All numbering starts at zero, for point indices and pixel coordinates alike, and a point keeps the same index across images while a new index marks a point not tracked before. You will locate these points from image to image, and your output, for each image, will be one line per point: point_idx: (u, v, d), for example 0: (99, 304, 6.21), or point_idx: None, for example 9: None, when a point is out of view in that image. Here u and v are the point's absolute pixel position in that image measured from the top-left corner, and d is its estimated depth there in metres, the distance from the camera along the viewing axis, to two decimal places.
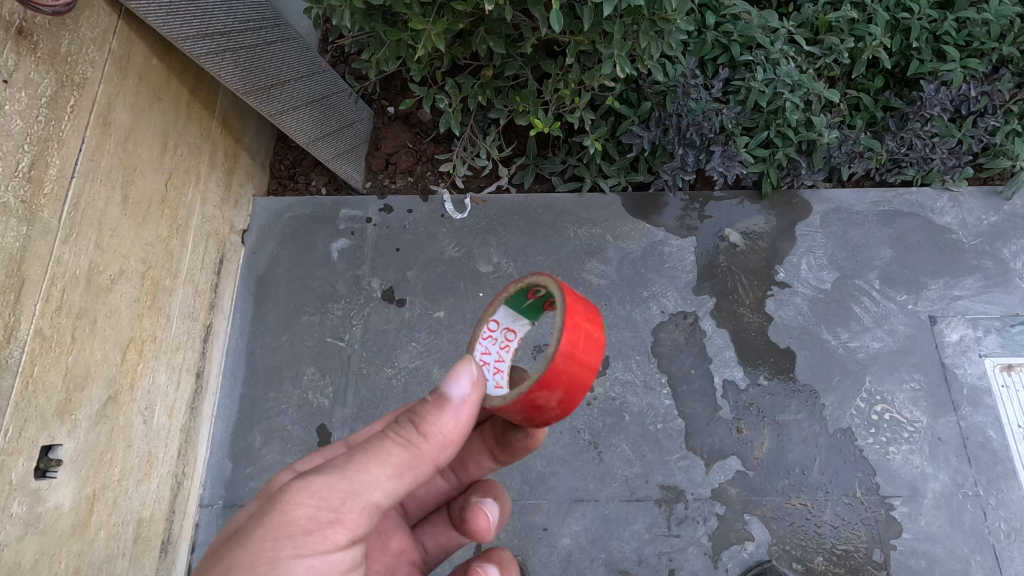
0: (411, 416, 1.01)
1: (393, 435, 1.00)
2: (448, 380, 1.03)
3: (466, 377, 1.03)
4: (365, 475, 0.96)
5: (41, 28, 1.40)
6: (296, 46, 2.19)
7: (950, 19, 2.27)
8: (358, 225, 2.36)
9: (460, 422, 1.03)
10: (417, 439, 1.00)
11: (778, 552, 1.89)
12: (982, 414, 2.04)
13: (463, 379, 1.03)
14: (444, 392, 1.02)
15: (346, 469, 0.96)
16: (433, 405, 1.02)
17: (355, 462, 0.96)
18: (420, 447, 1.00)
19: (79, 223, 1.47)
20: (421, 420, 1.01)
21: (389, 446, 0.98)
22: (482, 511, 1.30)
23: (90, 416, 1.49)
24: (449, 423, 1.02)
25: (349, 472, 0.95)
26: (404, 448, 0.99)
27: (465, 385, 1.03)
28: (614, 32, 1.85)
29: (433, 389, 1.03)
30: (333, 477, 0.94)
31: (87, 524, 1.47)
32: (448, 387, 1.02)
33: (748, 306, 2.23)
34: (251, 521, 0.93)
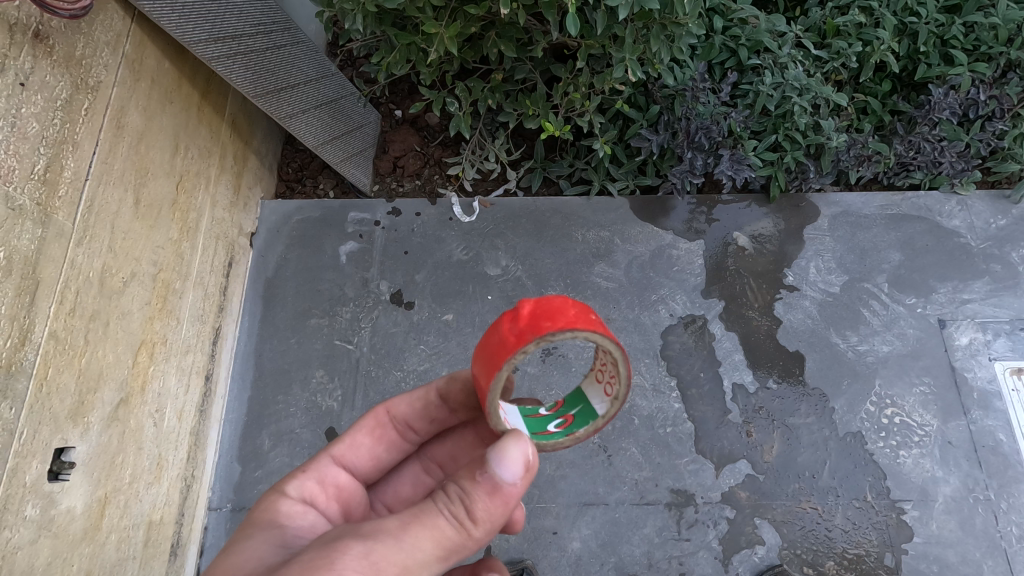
0: (463, 496, 0.96)
1: (446, 512, 0.94)
2: (501, 461, 0.97)
3: (520, 461, 0.97)
4: (420, 552, 0.90)
5: (57, 31, 1.40)
6: (306, 50, 2.19)
7: (958, 24, 2.29)
8: (366, 228, 2.36)
9: (507, 507, 0.99)
10: (469, 522, 0.95)
11: (789, 557, 1.89)
12: (993, 418, 2.04)
13: (518, 464, 0.97)
14: (497, 474, 0.97)
15: (403, 541, 0.90)
16: (485, 489, 0.96)
17: (411, 534, 0.91)
18: (470, 532, 0.95)
19: (92, 226, 1.47)
20: (474, 502, 0.96)
21: (441, 523, 0.93)
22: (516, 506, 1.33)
23: (102, 419, 1.49)
24: (497, 508, 0.98)
25: (406, 547, 0.89)
26: (455, 531, 0.94)
27: (518, 470, 0.97)
28: (626, 36, 1.86)
29: (485, 466, 0.98)
30: (391, 548, 0.88)
31: (99, 527, 1.47)
32: (502, 470, 0.97)
33: (757, 310, 2.23)
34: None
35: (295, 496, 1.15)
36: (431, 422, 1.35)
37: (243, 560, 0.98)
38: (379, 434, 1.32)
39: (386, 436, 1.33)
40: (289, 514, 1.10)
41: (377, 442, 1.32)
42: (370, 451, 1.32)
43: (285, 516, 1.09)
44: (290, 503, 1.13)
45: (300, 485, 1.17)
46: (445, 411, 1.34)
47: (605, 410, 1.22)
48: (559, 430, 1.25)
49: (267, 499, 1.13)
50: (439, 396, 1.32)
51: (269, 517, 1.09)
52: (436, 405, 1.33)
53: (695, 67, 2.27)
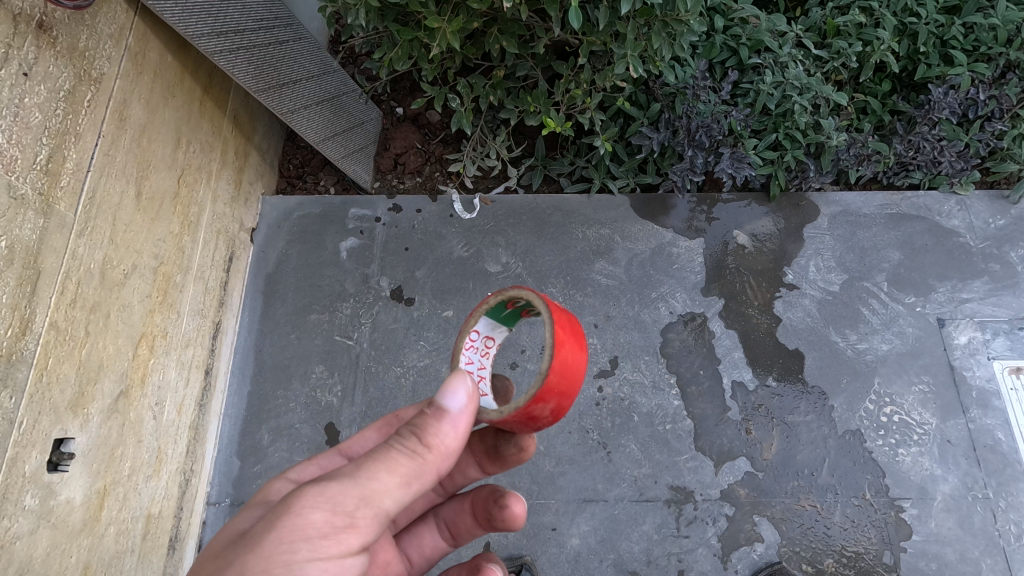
0: (412, 427, 1.01)
1: (399, 445, 0.99)
2: (446, 393, 1.03)
3: (463, 391, 1.04)
4: (376, 482, 0.94)
5: (61, 22, 1.41)
6: (308, 46, 2.20)
7: (957, 24, 2.31)
8: (367, 225, 2.37)
9: (459, 432, 1.03)
10: (422, 449, 0.99)
11: (788, 554, 1.89)
12: (991, 417, 2.04)
13: (459, 390, 1.04)
14: (442, 405, 1.03)
15: (358, 476, 0.94)
16: (431, 416, 1.02)
17: (365, 469, 0.95)
18: (425, 457, 0.99)
19: (94, 218, 1.48)
20: (425, 431, 1.00)
21: (394, 455, 0.97)
22: (519, 497, 1.30)
23: (101, 411, 1.49)
24: (449, 433, 1.03)
25: (361, 479, 0.93)
26: (410, 458, 0.98)
27: (461, 396, 1.04)
28: (628, 32, 1.87)
29: (430, 401, 1.03)
30: (347, 484, 0.93)
31: (98, 519, 1.47)
32: (447, 400, 1.03)
33: (757, 308, 2.23)
34: (262, 527, 0.90)
35: (294, 477, 1.20)
36: None
37: (228, 530, 1.02)
38: (386, 431, 1.32)
39: (392, 435, 1.33)
40: (282, 491, 1.16)
41: (383, 439, 1.32)
42: (376, 448, 1.32)
43: (274, 492, 1.14)
44: (285, 483, 1.18)
45: (301, 469, 1.23)
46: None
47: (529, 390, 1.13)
48: None
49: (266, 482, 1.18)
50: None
51: (262, 495, 1.14)
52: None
53: (696, 65, 2.28)
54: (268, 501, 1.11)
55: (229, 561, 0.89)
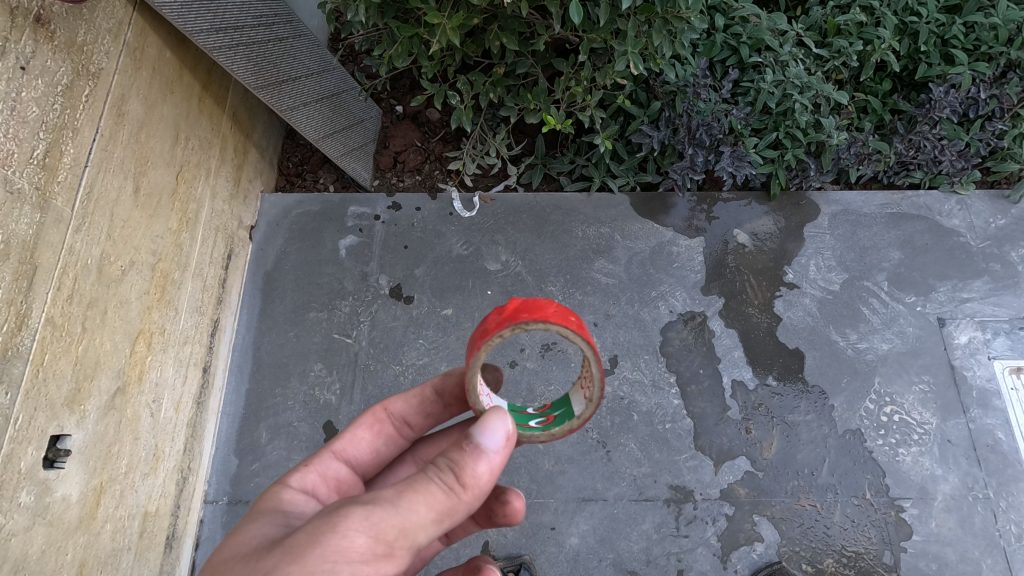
0: (452, 462, 1.00)
1: (438, 479, 0.98)
2: (485, 431, 1.03)
3: (502, 431, 1.04)
4: (414, 514, 0.93)
5: (59, 16, 1.40)
6: (308, 43, 2.19)
7: (958, 24, 2.31)
8: (366, 223, 2.36)
9: (494, 473, 1.03)
10: (460, 487, 0.98)
11: (788, 554, 1.88)
12: (992, 416, 2.04)
13: (499, 431, 1.04)
14: (482, 442, 1.02)
15: (399, 505, 0.93)
16: (471, 454, 1.01)
17: (406, 498, 0.94)
18: (460, 495, 0.98)
19: (91, 213, 1.47)
20: (464, 469, 1.00)
21: (433, 489, 0.96)
22: (518, 493, 1.29)
23: (98, 407, 1.48)
24: (485, 474, 1.02)
25: (402, 509, 0.92)
26: (447, 494, 0.97)
27: (500, 437, 1.04)
28: (628, 29, 1.86)
29: (471, 436, 1.03)
30: (388, 511, 0.91)
31: (94, 516, 1.46)
32: (486, 438, 1.02)
33: (757, 307, 2.22)
34: (303, 542, 0.87)
35: (297, 486, 1.15)
36: (428, 417, 1.37)
37: (246, 539, 0.97)
38: (378, 428, 1.34)
39: (385, 431, 1.34)
40: (291, 501, 1.10)
41: (377, 437, 1.33)
42: (369, 445, 1.32)
43: (286, 503, 1.09)
44: (292, 493, 1.13)
45: (302, 477, 1.17)
46: (440, 406, 1.37)
47: (581, 412, 1.26)
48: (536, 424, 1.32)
49: (270, 493, 1.12)
50: (435, 391, 1.35)
51: (273, 504, 1.08)
52: (432, 401, 1.36)
53: (696, 64, 2.28)
54: (285, 512, 1.06)
55: (265, 574, 0.85)
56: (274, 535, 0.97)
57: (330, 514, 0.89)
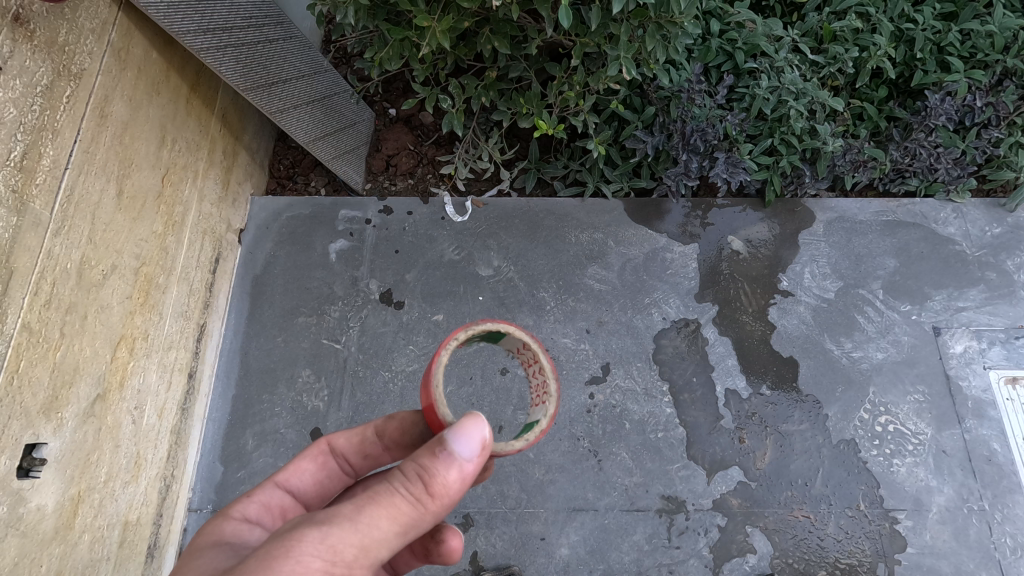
0: (418, 471, 0.97)
1: (403, 490, 0.96)
2: (457, 437, 0.99)
3: (477, 438, 1.00)
4: (375, 530, 0.92)
5: (38, 15, 1.37)
6: (299, 45, 2.17)
7: (954, 31, 2.30)
8: (357, 227, 2.33)
9: (464, 480, 1.00)
10: (426, 498, 0.96)
11: (781, 566, 1.86)
12: (987, 427, 2.02)
13: (472, 437, 1.00)
14: (454, 449, 0.99)
15: (359, 521, 0.91)
16: (439, 463, 0.98)
17: (366, 514, 0.92)
18: (427, 505, 0.97)
19: (71, 216, 1.44)
20: (430, 478, 0.97)
21: (396, 500, 0.95)
22: (455, 531, 1.26)
23: (77, 415, 1.45)
24: (455, 480, 0.99)
25: (362, 526, 0.91)
26: (413, 506, 0.96)
27: (473, 443, 1.00)
28: (621, 33, 1.83)
29: (442, 442, 0.99)
30: (346, 530, 0.90)
31: (71, 526, 1.42)
32: (458, 445, 0.99)
33: (751, 314, 2.20)
34: (256, 567, 0.84)
35: (239, 516, 1.15)
36: (366, 458, 1.33)
37: None
38: (323, 461, 1.31)
39: (329, 465, 1.32)
40: (235, 532, 1.11)
41: (320, 469, 1.31)
42: (314, 478, 1.30)
43: (229, 535, 1.10)
44: (235, 523, 1.13)
45: (243, 507, 1.17)
46: (380, 448, 1.32)
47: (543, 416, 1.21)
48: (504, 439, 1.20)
49: (211, 526, 1.12)
50: (376, 433, 1.32)
51: (213, 539, 1.08)
52: (372, 442, 1.32)
53: (691, 69, 2.26)
54: (230, 544, 1.07)
55: None
56: (223, 567, 0.99)
57: (286, 535, 0.87)
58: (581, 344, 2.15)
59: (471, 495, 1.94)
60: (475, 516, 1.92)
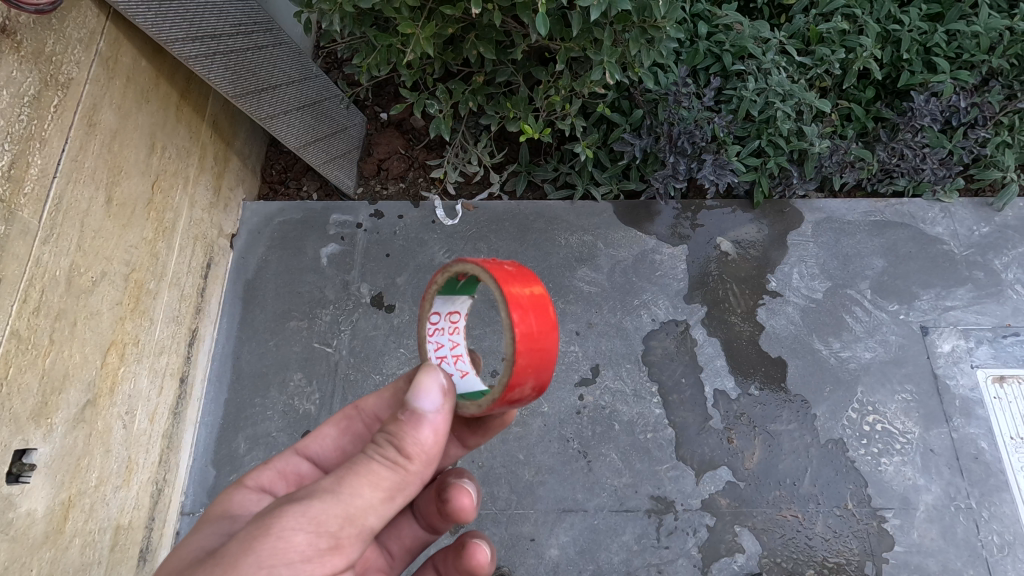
0: (389, 436, 1.00)
1: (379, 457, 0.98)
2: (421, 396, 1.02)
3: (436, 389, 1.04)
4: (358, 498, 0.93)
5: (25, 27, 1.39)
6: (288, 51, 2.18)
7: (940, 31, 2.32)
8: (348, 231, 2.35)
9: (438, 436, 1.03)
10: (403, 460, 0.99)
11: (769, 565, 1.87)
12: (975, 425, 2.03)
13: (434, 392, 1.03)
14: (419, 407, 1.01)
15: (340, 492, 0.92)
16: (408, 424, 1.00)
17: (347, 486, 0.93)
18: (407, 467, 0.99)
19: (60, 224, 1.46)
20: (403, 441, 0.99)
21: (374, 468, 0.96)
22: (463, 491, 1.28)
23: (67, 420, 1.47)
24: (430, 437, 1.02)
25: (344, 497, 0.92)
26: (392, 470, 0.97)
27: (437, 397, 1.03)
28: (605, 38, 1.85)
29: (407, 405, 1.02)
30: (328, 502, 0.90)
31: (62, 531, 1.44)
32: (423, 402, 1.02)
33: (740, 315, 2.22)
34: (236, 551, 0.85)
35: (253, 486, 1.19)
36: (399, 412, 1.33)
37: (188, 553, 0.99)
38: (346, 425, 1.32)
39: (354, 428, 1.32)
40: (242, 502, 1.14)
41: (343, 433, 1.32)
42: (335, 443, 1.32)
43: (235, 505, 1.13)
44: (246, 493, 1.17)
45: (258, 476, 1.21)
46: None
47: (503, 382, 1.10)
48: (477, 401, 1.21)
49: (225, 494, 1.16)
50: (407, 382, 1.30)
51: (222, 509, 1.12)
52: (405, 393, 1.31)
53: (678, 71, 2.28)
54: (233, 515, 1.10)
55: None
56: (215, 542, 1.01)
57: (270, 516, 0.88)
58: (570, 345, 2.17)
59: None
60: None
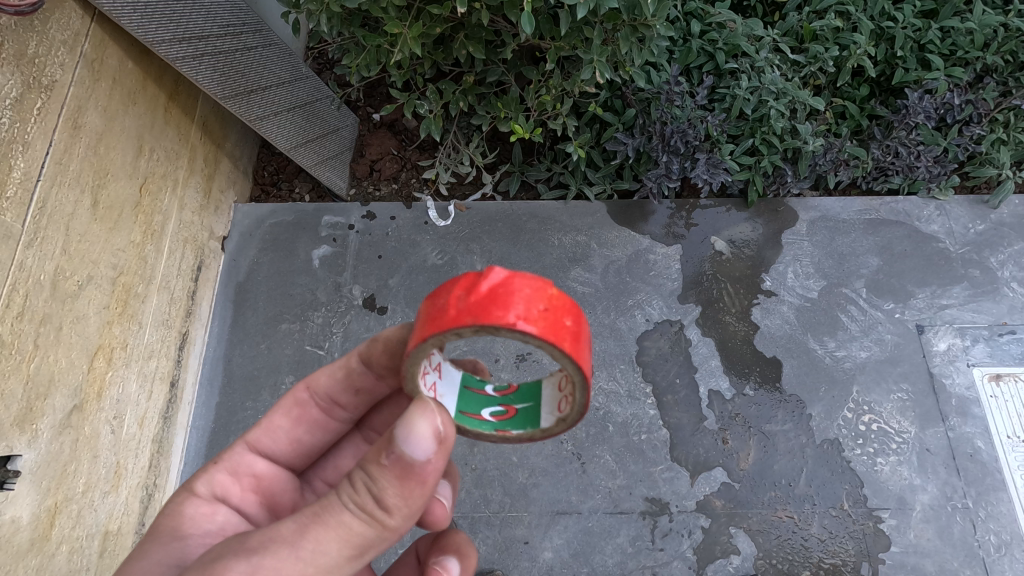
0: (368, 484, 0.87)
1: (351, 507, 0.87)
2: (410, 442, 0.86)
3: (430, 435, 0.87)
4: (323, 555, 0.86)
5: (6, 29, 1.37)
6: (278, 52, 2.17)
7: (934, 28, 2.31)
8: (340, 232, 2.33)
9: (425, 486, 0.90)
10: (380, 514, 0.88)
11: (765, 567, 1.85)
12: (971, 425, 2.01)
13: (425, 441, 0.87)
14: (405, 455, 0.87)
15: (298, 545, 0.85)
16: (391, 474, 0.87)
17: (308, 539, 0.85)
18: (383, 521, 0.88)
19: (44, 228, 1.44)
20: (382, 492, 0.87)
21: (345, 519, 0.87)
22: (435, 501, 1.20)
23: (52, 427, 1.45)
24: (413, 488, 0.90)
25: (302, 552, 0.85)
26: (366, 523, 0.87)
27: (428, 446, 0.87)
28: (594, 37, 1.83)
29: (392, 448, 0.87)
30: (283, 559, 0.84)
31: (48, 537, 1.43)
32: (410, 450, 0.87)
33: (734, 315, 2.20)
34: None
35: (203, 494, 1.16)
36: (355, 394, 1.28)
37: None
38: (298, 413, 1.30)
39: (308, 415, 1.30)
40: (195, 515, 1.12)
41: (297, 425, 1.30)
42: (289, 434, 1.29)
43: (189, 521, 1.11)
44: (199, 503, 1.14)
45: (209, 480, 1.18)
46: (369, 377, 1.26)
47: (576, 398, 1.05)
48: (490, 420, 1.19)
49: (175, 505, 1.14)
50: (361, 360, 1.24)
51: (173, 526, 1.09)
52: (358, 372, 1.25)
53: (671, 70, 2.27)
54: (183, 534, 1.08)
55: None
56: None
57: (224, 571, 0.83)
58: None
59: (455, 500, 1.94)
60: (459, 520, 1.92)
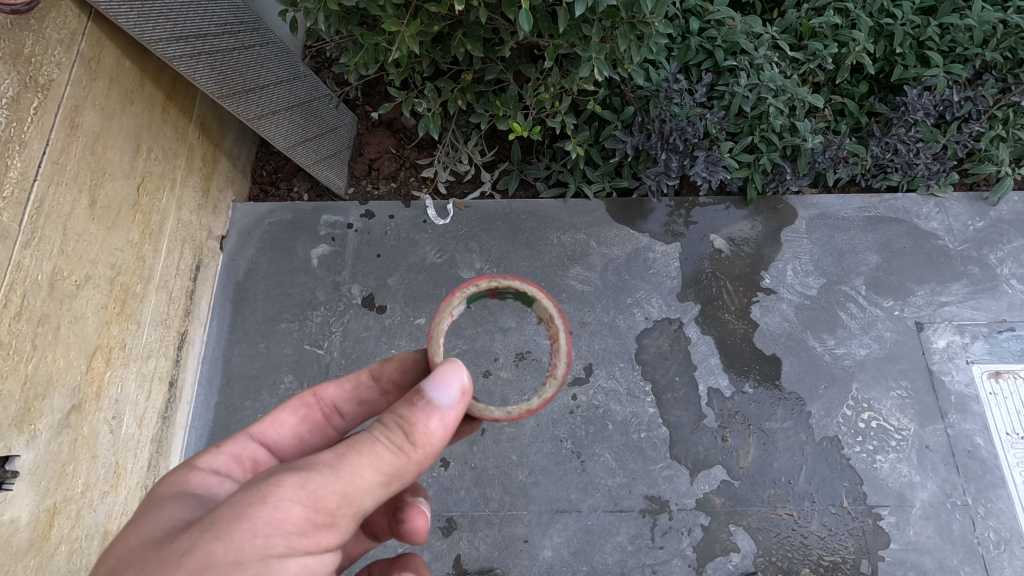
0: (399, 420, 0.97)
1: (384, 439, 0.94)
2: (438, 385, 1.00)
3: (457, 385, 1.02)
4: (358, 479, 0.91)
5: (2, 28, 1.37)
6: (276, 51, 2.16)
7: (933, 25, 2.30)
8: (339, 231, 2.33)
9: (447, 429, 1.00)
10: (408, 446, 0.96)
11: (764, 564, 1.86)
12: (970, 422, 2.02)
13: (451, 385, 1.01)
14: (435, 397, 0.99)
15: (341, 468, 0.90)
16: (420, 410, 0.98)
17: (348, 461, 0.91)
18: (410, 455, 0.96)
19: (41, 227, 1.44)
20: (411, 428, 0.97)
21: (379, 449, 0.93)
22: (420, 510, 1.25)
23: (51, 427, 1.45)
24: (437, 429, 0.99)
25: (345, 474, 0.90)
26: (396, 455, 0.94)
27: (453, 391, 1.01)
28: (593, 34, 1.83)
29: (421, 391, 1.00)
30: (328, 477, 0.88)
31: (47, 537, 1.43)
32: (438, 392, 1.00)
33: (733, 313, 2.20)
34: (227, 515, 0.83)
35: (207, 468, 1.09)
36: (359, 405, 1.33)
37: (155, 526, 0.92)
38: (304, 413, 1.29)
39: (313, 416, 1.30)
40: (202, 484, 1.05)
41: (302, 423, 1.28)
42: (292, 430, 1.27)
43: (196, 486, 1.04)
44: (202, 476, 1.07)
45: (212, 458, 1.11)
46: (376, 393, 1.32)
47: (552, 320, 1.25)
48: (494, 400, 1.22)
49: (176, 476, 1.05)
50: (373, 377, 1.32)
51: (177, 489, 1.02)
52: (367, 386, 1.32)
53: (669, 67, 2.26)
54: (194, 496, 1.01)
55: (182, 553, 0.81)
56: (185, 518, 0.93)
57: (269, 483, 0.86)
58: None
59: (454, 499, 1.94)
60: (459, 519, 1.92)
